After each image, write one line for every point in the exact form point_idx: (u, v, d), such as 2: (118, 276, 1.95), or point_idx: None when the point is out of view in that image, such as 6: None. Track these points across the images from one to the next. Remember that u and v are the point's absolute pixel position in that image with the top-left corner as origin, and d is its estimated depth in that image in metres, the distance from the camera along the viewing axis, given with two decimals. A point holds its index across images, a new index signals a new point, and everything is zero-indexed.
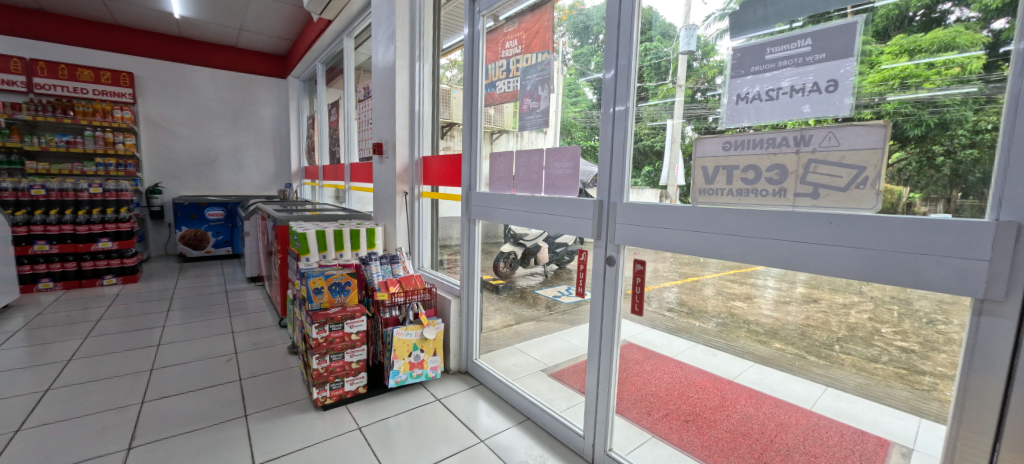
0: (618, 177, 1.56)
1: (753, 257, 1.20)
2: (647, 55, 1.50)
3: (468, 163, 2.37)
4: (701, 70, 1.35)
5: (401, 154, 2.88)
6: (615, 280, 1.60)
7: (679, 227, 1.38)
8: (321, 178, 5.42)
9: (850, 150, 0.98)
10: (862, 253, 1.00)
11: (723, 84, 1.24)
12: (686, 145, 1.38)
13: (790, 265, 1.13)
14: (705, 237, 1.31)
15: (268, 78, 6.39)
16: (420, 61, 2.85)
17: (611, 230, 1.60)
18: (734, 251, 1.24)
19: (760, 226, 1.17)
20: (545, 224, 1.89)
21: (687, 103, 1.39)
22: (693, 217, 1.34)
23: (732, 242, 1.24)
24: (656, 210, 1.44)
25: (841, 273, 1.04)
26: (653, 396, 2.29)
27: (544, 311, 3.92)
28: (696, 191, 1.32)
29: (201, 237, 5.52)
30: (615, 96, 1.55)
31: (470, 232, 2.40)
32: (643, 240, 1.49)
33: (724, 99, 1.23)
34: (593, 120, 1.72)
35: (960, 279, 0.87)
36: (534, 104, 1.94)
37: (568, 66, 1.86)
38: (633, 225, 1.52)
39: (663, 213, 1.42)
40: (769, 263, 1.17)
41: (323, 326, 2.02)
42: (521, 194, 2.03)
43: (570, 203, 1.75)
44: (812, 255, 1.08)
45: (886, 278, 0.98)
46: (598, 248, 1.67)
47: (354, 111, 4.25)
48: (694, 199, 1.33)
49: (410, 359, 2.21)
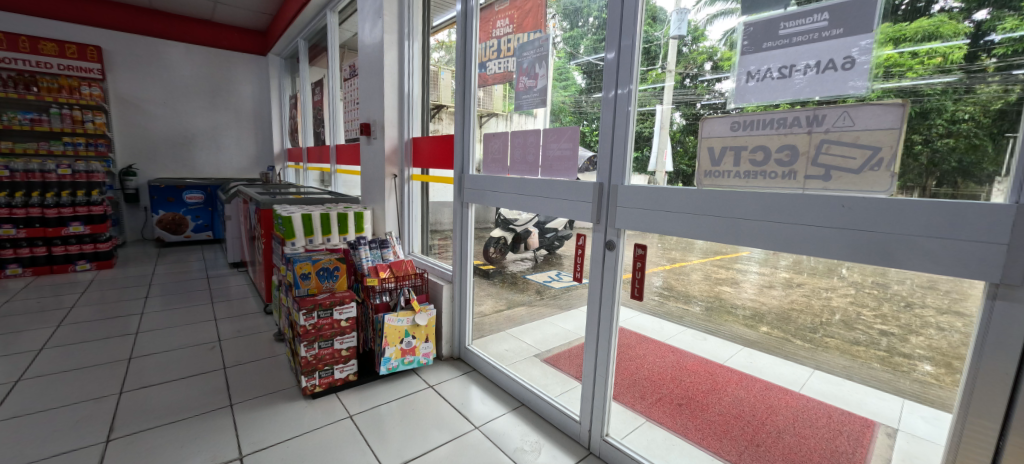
0: (619, 159, 1.50)
1: (763, 241, 1.15)
2: (648, 32, 1.43)
3: (462, 143, 2.26)
4: (692, 54, 1.32)
5: (390, 134, 2.76)
6: (615, 265, 1.55)
7: (684, 209, 1.32)
8: (305, 160, 5.25)
9: (865, 130, 0.94)
10: (877, 236, 0.96)
11: (729, 67, 1.19)
12: (674, 132, 1.37)
13: (802, 250, 1.09)
14: (710, 220, 1.26)
15: (247, 55, 6.11)
16: (410, 40, 2.73)
17: (611, 214, 1.54)
18: (743, 233, 1.19)
19: (769, 209, 1.13)
20: (542, 207, 1.82)
21: (677, 89, 1.36)
22: (699, 199, 1.28)
23: (740, 224, 1.19)
24: (659, 191, 1.39)
25: (854, 256, 1.01)
26: (646, 380, 2.29)
27: (535, 296, 3.91)
28: (700, 173, 1.27)
29: (180, 222, 5.33)
30: (617, 79, 1.48)
31: (463, 215, 2.32)
32: (646, 224, 1.44)
33: (730, 81, 1.18)
34: (588, 102, 1.64)
35: (972, 262, 0.85)
36: (529, 84, 1.86)
37: (558, 46, 1.76)
38: (635, 207, 1.46)
39: (666, 196, 1.37)
40: (781, 247, 1.13)
41: (311, 313, 1.93)
42: (517, 177, 1.95)
43: (568, 184, 1.69)
44: (826, 238, 1.03)
45: (899, 262, 0.95)
46: (597, 232, 1.61)
47: (339, 91, 4.09)
48: (699, 179, 1.28)
49: (402, 346, 2.15)
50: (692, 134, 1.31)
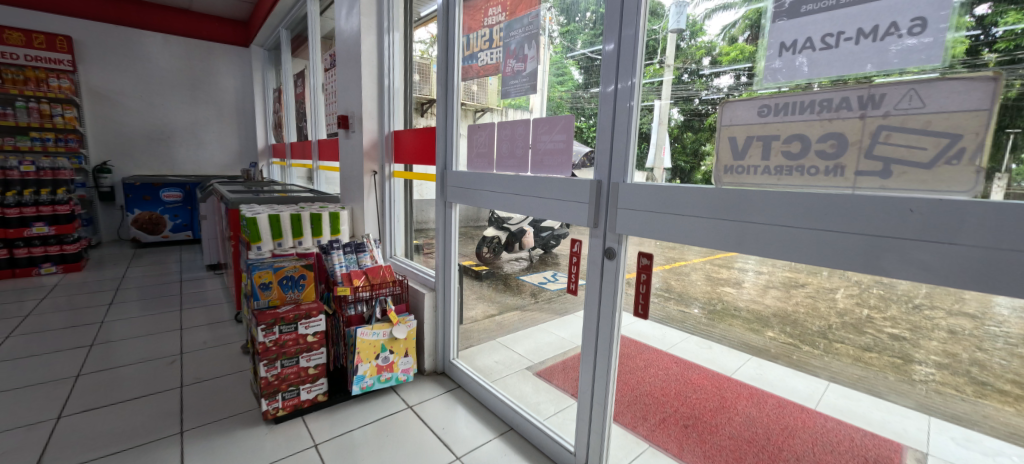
0: (619, 157, 1.28)
1: (760, 247, 0.99)
2: (653, 10, 1.21)
3: (444, 139, 2.03)
4: (689, 49, 1.17)
5: (370, 127, 2.53)
6: (616, 276, 1.34)
7: (696, 212, 1.10)
8: (289, 157, 5.01)
9: (941, 113, 0.73)
10: (889, 242, 0.81)
11: (728, 61, 1.06)
12: (672, 128, 1.20)
13: (801, 258, 0.94)
14: (723, 224, 1.05)
15: (228, 46, 5.85)
16: (391, 31, 2.50)
17: (613, 218, 1.31)
18: (736, 237, 1.03)
19: (772, 211, 0.96)
20: (535, 208, 1.59)
21: (675, 84, 1.19)
22: (716, 200, 1.05)
23: (749, 228, 1.00)
24: (668, 190, 1.16)
25: (857, 266, 0.86)
26: (648, 397, 2.09)
27: (529, 299, 3.69)
28: (717, 169, 1.05)
29: (157, 221, 5.09)
30: (617, 73, 1.26)
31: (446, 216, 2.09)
32: (653, 229, 1.20)
33: (734, 75, 1.04)
34: (586, 92, 1.43)
35: (992, 273, 0.72)
36: (518, 69, 1.64)
37: (553, 41, 1.54)
38: (642, 209, 1.23)
39: (677, 196, 1.14)
40: (776, 254, 0.97)
41: (271, 328, 1.71)
42: (504, 173, 1.72)
43: (562, 182, 1.46)
44: (824, 242, 0.89)
45: (909, 271, 0.81)
46: (596, 237, 1.38)
47: (321, 83, 3.85)
48: (716, 175, 1.05)
49: (377, 362, 1.94)
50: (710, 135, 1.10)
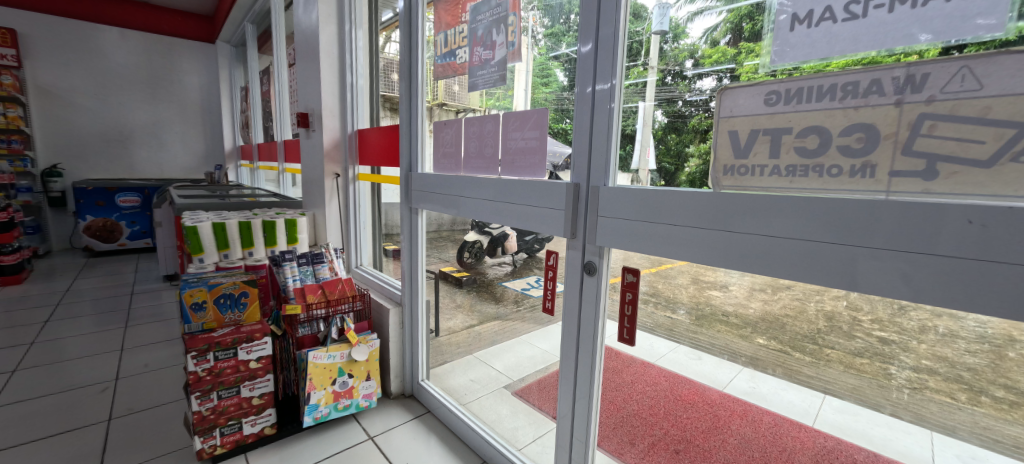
0: (601, 158, 1.10)
1: (747, 261, 0.84)
2: (636, 10, 1.05)
3: (408, 136, 1.81)
4: (670, 52, 1.00)
5: (331, 125, 2.29)
6: (597, 295, 1.16)
7: (688, 222, 0.92)
8: (256, 158, 4.73)
9: (1005, 97, 0.56)
10: (893, 255, 0.68)
11: (710, 64, 0.91)
12: (655, 134, 1.03)
13: (791, 273, 0.79)
14: (713, 235, 0.88)
15: (193, 42, 5.53)
16: (353, 26, 2.28)
17: (593, 229, 1.12)
18: (717, 249, 0.88)
19: (764, 219, 0.81)
20: (507, 217, 1.39)
21: (659, 88, 1.02)
22: (713, 207, 0.88)
23: (741, 240, 0.84)
24: (656, 196, 0.98)
25: (888, 289, 0.70)
26: (635, 418, 1.92)
27: (510, 308, 3.49)
28: (716, 171, 0.86)
29: (113, 228, 4.75)
30: (596, 73, 1.09)
31: (411, 224, 1.87)
32: (637, 241, 1.02)
33: (715, 77, 0.89)
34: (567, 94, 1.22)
35: (989, 291, 0.61)
36: (489, 60, 1.43)
37: (537, 43, 1.32)
38: (625, 218, 1.05)
39: (666, 203, 0.96)
40: (760, 267, 0.83)
41: (205, 356, 1.48)
42: (473, 175, 1.51)
43: (538, 187, 1.27)
44: (819, 255, 0.75)
45: (956, 299, 0.64)
46: (573, 249, 1.20)
47: (286, 80, 3.60)
48: (715, 176, 0.87)
49: (334, 388, 1.72)
50: (697, 137, 0.93)
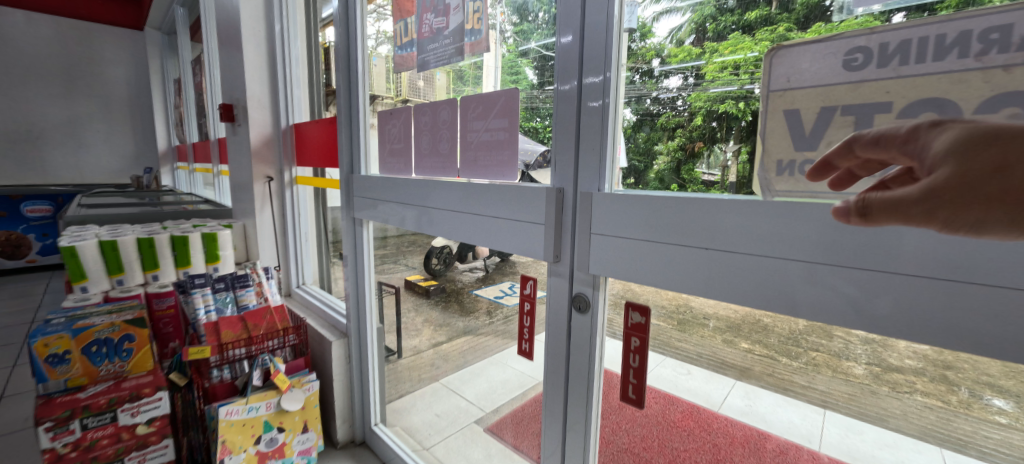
0: (593, 155, 0.81)
1: (806, 296, 0.59)
2: None
3: (348, 131, 1.46)
4: (635, 52, 0.78)
5: (259, 118, 1.87)
6: (591, 339, 0.86)
7: (722, 245, 0.65)
8: (192, 159, 4.19)
9: None
10: None
11: (678, 62, 0.73)
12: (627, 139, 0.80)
13: (873, 319, 0.54)
14: (755, 261, 0.63)
15: (116, 29, 4.88)
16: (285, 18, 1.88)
17: (587, 251, 0.82)
18: (761, 280, 0.62)
19: (837, 242, 0.55)
20: (471, 233, 1.06)
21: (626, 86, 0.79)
22: (762, 223, 0.61)
23: (802, 271, 0.58)
24: (675, 205, 0.70)
25: None
26: (628, 455, 1.68)
27: (483, 320, 3.18)
28: (767, 167, 0.58)
29: (20, 242, 4.10)
30: (585, 67, 0.81)
31: (356, 237, 1.53)
32: (647, 267, 0.74)
33: (681, 77, 0.72)
34: (541, 95, 0.91)
35: None
36: (451, 49, 1.08)
37: (507, 39, 0.98)
38: (628, 235, 0.76)
39: (688, 217, 0.68)
40: (825, 309, 0.58)
41: (67, 426, 1.10)
42: (425, 176, 1.16)
43: (510, 193, 0.94)
44: (920, 295, 0.51)
45: None
46: (557, 276, 0.90)
47: (218, 69, 3.13)
48: (765, 175, 0.59)
49: (260, 447, 1.36)
50: (666, 134, 0.75)
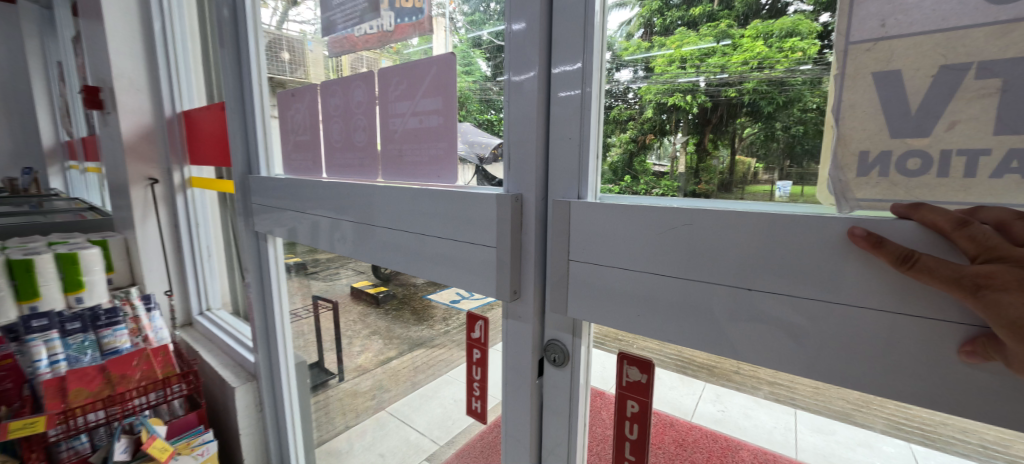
0: (568, 145, 0.59)
1: (906, 360, 0.39)
2: None
3: (242, 116, 1.12)
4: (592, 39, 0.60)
5: (132, 103, 1.47)
6: (569, 395, 0.65)
7: (769, 283, 0.45)
8: (81, 157, 3.52)
9: None
10: None
11: (631, 54, 0.57)
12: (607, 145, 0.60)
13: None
14: (816, 307, 0.43)
15: None
16: None
17: (562, 286, 0.61)
18: (828, 334, 0.43)
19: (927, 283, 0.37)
20: (402, 257, 0.77)
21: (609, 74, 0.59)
22: (830, 251, 0.41)
23: (871, 321, 0.40)
24: (697, 223, 0.48)
25: None
26: None
27: None
28: (843, 162, 0.42)
29: None
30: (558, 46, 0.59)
31: (264, 255, 1.20)
32: (651, 308, 0.53)
33: (631, 70, 0.57)
34: (496, 87, 0.66)
35: None
36: (385, 29, 0.76)
37: (458, 27, 0.68)
38: (622, 264, 0.55)
39: (711, 241, 0.47)
40: (932, 374, 0.39)
41: None
42: (338, 180, 0.87)
43: (447, 203, 0.67)
44: None
45: None
46: (516, 319, 0.67)
47: None
48: (838, 174, 0.42)
49: None
50: (617, 127, 0.59)
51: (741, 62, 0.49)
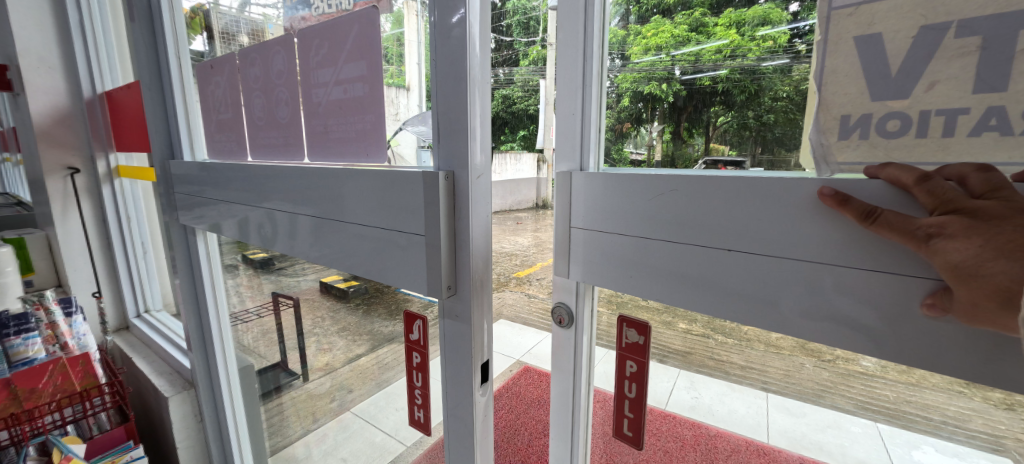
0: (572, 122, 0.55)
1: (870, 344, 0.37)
2: None
3: (160, 96, 0.99)
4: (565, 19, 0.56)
5: (46, 84, 1.31)
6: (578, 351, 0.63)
7: (743, 251, 0.41)
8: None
9: None
10: None
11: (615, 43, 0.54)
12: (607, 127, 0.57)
13: (991, 373, 0.32)
14: (781, 286, 0.40)
15: None
16: None
17: (562, 252, 0.57)
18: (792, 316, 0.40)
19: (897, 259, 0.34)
20: (331, 249, 0.68)
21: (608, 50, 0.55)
22: (796, 226, 0.38)
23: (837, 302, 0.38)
24: (685, 188, 0.44)
25: None
26: None
27: None
28: (825, 126, 0.38)
29: None
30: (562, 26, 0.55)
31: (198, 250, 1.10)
32: (645, 278, 0.49)
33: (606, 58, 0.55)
34: None
35: None
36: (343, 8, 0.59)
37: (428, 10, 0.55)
38: (616, 230, 0.51)
39: (697, 208, 0.43)
40: (890, 351, 0.36)
41: None
42: (263, 162, 0.77)
43: (376, 186, 0.58)
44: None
45: None
46: (452, 318, 0.58)
47: None
48: (820, 138, 0.38)
49: None
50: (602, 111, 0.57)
51: (715, 49, 0.45)
